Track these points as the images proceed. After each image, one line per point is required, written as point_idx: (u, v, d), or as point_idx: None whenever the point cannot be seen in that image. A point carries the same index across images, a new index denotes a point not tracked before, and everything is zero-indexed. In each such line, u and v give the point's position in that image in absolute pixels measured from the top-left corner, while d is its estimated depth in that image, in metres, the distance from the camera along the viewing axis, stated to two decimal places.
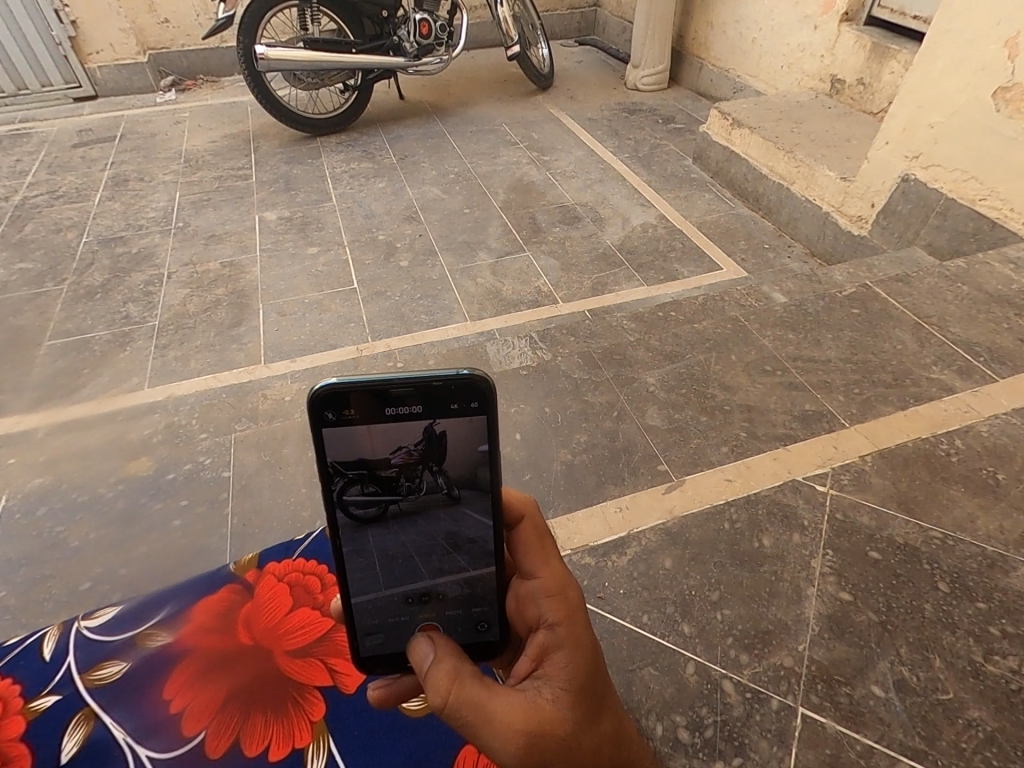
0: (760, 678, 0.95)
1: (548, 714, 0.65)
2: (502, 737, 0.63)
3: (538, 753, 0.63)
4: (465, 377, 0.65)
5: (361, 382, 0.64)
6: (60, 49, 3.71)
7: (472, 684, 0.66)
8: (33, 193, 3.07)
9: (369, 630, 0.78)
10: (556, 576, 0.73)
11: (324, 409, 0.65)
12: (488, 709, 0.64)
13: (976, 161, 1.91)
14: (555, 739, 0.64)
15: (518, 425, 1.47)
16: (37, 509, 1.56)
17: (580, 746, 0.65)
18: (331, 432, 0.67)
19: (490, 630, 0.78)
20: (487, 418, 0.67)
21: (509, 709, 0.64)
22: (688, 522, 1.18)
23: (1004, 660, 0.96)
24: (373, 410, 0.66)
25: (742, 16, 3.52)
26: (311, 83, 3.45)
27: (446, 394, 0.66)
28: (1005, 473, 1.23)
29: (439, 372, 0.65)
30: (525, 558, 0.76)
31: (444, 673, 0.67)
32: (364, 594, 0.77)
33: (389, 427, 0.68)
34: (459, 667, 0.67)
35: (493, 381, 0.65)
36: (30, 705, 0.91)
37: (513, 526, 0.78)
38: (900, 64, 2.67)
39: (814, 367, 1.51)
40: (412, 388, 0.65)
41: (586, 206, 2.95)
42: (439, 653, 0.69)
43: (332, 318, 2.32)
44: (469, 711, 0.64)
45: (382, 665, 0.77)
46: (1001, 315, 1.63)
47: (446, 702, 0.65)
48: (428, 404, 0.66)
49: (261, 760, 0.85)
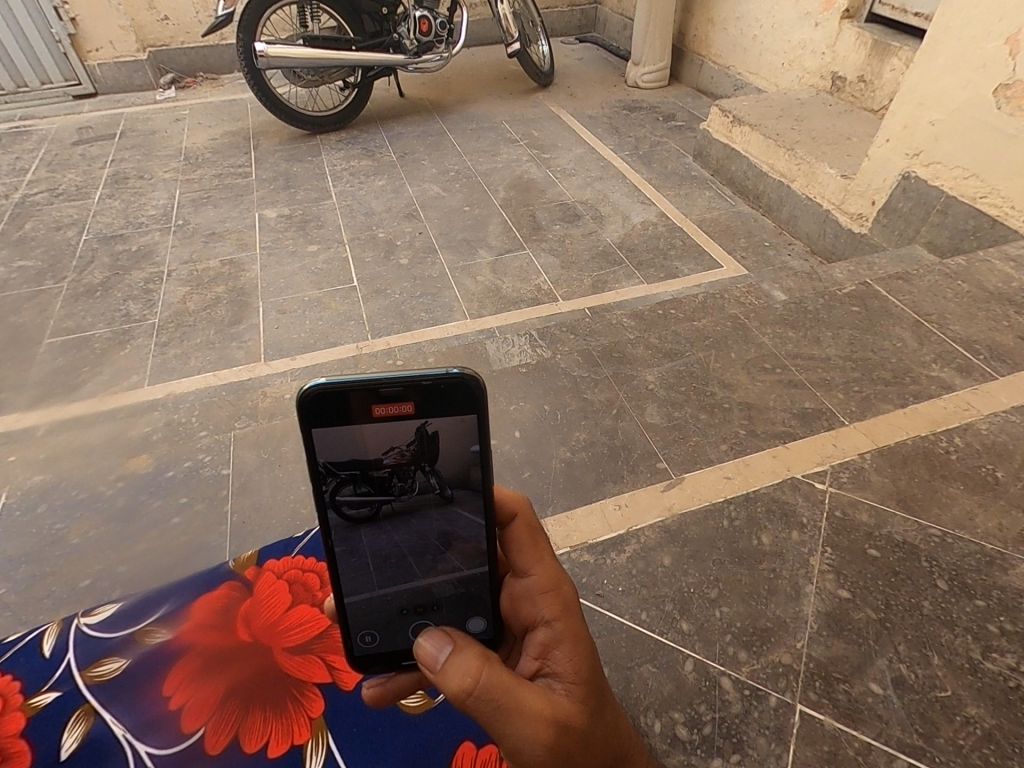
0: (759, 675, 0.96)
1: (565, 706, 0.65)
2: (532, 725, 0.62)
3: (562, 742, 0.63)
4: (456, 376, 0.64)
5: (351, 382, 0.63)
6: (59, 46, 3.71)
7: (499, 667, 0.64)
8: (34, 191, 3.07)
9: (363, 630, 0.78)
10: (549, 572, 0.74)
11: (315, 409, 0.65)
12: (518, 694, 0.63)
13: (977, 159, 1.91)
14: (574, 731, 0.65)
15: (518, 423, 1.47)
16: (38, 506, 1.57)
17: (593, 736, 0.66)
18: (322, 431, 0.67)
19: (484, 629, 0.78)
20: (478, 418, 0.67)
21: (536, 697, 0.64)
22: (687, 520, 1.18)
23: (1002, 657, 0.96)
24: (363, 409, 0.66)
25: (742, 13, 3.52)
26: (311, 80, 3.45)
27: (437, 394, 0.66)
28: (1005, 471, 1.23)
29: (429, 371, 0.64)
30: (519, 556, 0.76)
31: (472, 657, 0.64)
32: (359, 594, 0.77)
33: (381, 426, 0.68)
34: (483, 652, 0.65)
35: (483, 380, 0.64)
36: (30, 702, 0.91)
37: (504, 525, 0.78)
38: (900, 61, 2.67)
39: (814, 365, 1.51)
40: (403, 387, 0.65)
41: (586, 203, 2.94)
42: (458, 643, 0.65)
43: (331, 315, 2.33)
44: (500, 695, 0.62)
45: (377, 664, 0.77)
46: (1002, 313, 1.62)
47: (475, 687, 0.62)
48: (419, 403, 0.66)
49: (261, 756, 0.85)
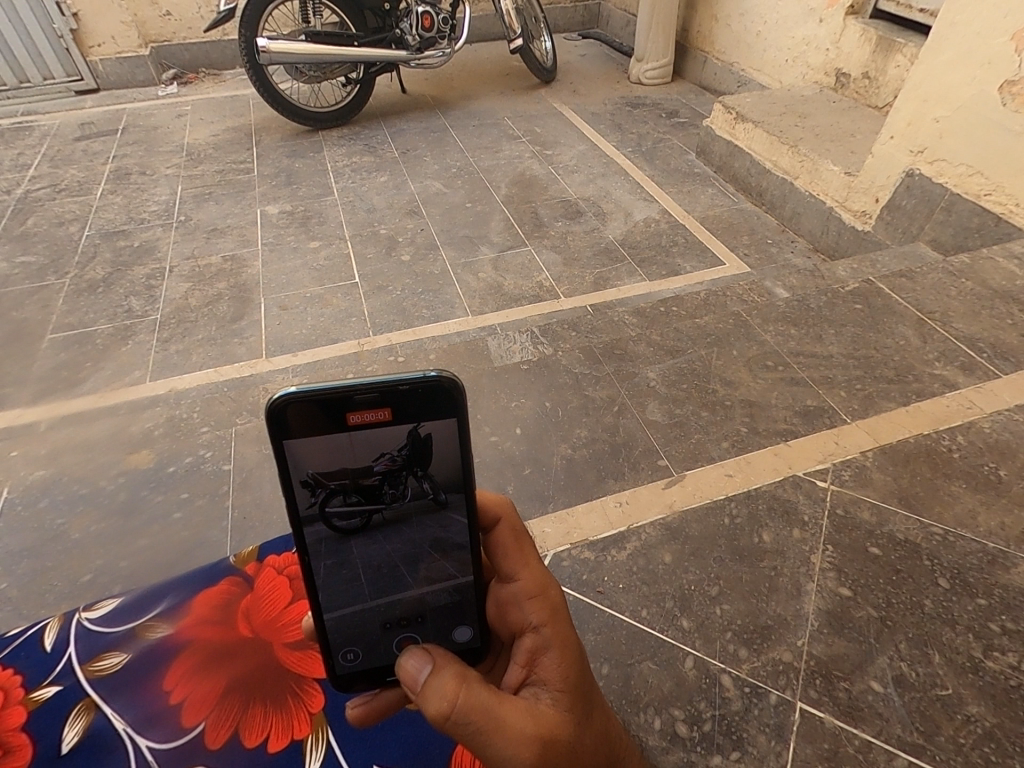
0: (759, 673, 0.95)
1: (550, 718, 0.65)
2: (516, 745, 0.62)
3: (548, 758, 0.63)
4: (433, 379, 0.64)
5: (323, 390, 0.63)
6: (61, 42, 3.70)
7: (478, 687, 0.64)
8: (35, 186, 3.07)
9: (344, 647, 0.77)
10: (535, 576, 0.74)
11: (286, 421, 0.64)
12: (499, 713, 0.63)
13: (983, 155, 1.90)
14: (560, 743, 0.64)
15: (519, 420, 1.47)
16: (40, 501, 1.57)
17: (582, 746, 0.66)
18: (296, 444, 0.66)
19: (471, 637, 0.78)
20: (459, 420, 0.67)
21: (517, 714, 0.64)
22: (688, 516, 1.18)
23: (1004, 656, 0.96)
24: (339, 418, 0.66)
25: (746, 10, 3.51)
26: (313, 76, 3.48)
27: (414, 399, 0.66)
28: (1007, 469, 1.22)
29: (405, 375, 0.64)
30: (505, 560, 0.76)
31: (450, 678, 0.64)
32: (344, 608, 0.77)
33: (360, 435, 0.68)
34: (463, 672, 0.65)
35: (461, 381, 0.64)
36: (31, 695, 0.91)
37: (489, 529, 0.77)
38: (905, 58, 2.65)
39: (816, 363, 1.51)
40: (378, 393, 0.65)
41: (588, 200, 2.93)
42: (438, 662, 0.66)
43: (333, 311, 2.33)
44: (478, 718, 0.62)
45: (359, 682, 0.77)
46: (1006, 311, 1.62)
47: (454, 710, 0.62)
48: (396, 409, 0.66)
49: (261, 751, 0.86)
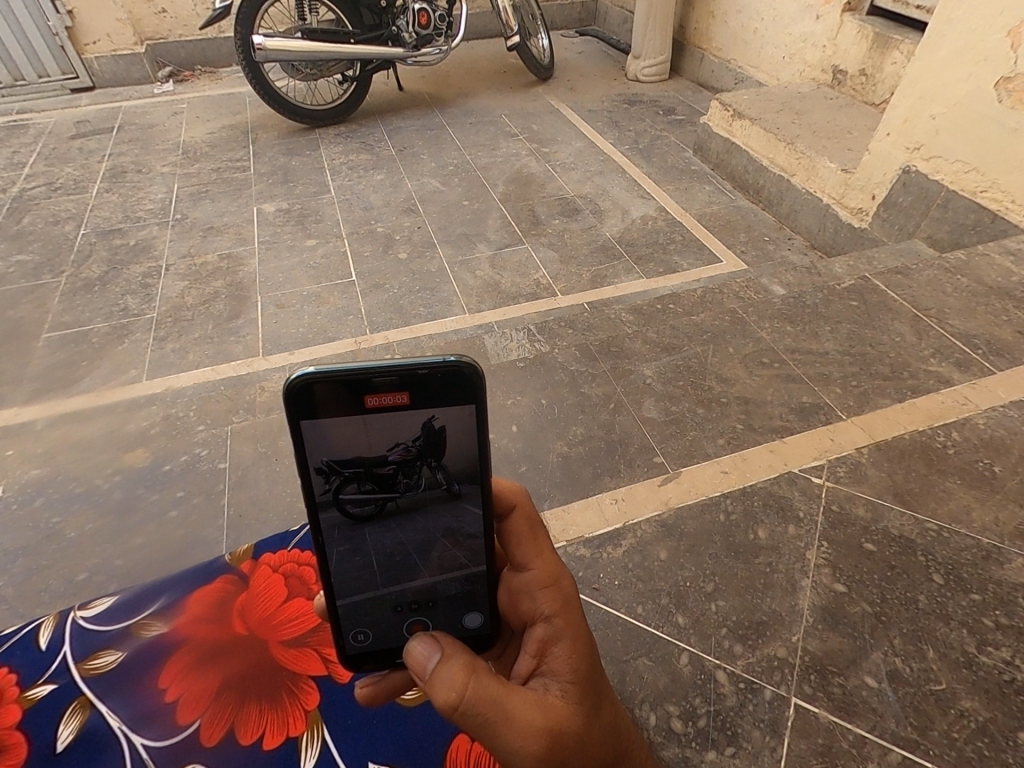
0: (754, 669, 0.96)
1: (559, 710, 0.65)
2: (522, 737, 0.62)
3: (556, 750, 0.63)
4: (452, 364, 0.64)
5: (340, 371, 0.63)
6: (57, 39, 3.69)
7: (487, 677, 0.64)
8: (31, 185, 3.06)
9: (354, 628, 0.78)
10: (548, 567, 0.74)
11: (301, 401, 0.64)
12: (507, 704, 0.63)
13: (979, 151, 1.90)
14: (568, 736, 0.64)
15: (515, 418, 1.48)
16: (35, 500, 1.57)
17: (590, 739, 0.66)
18: (310, 425, 0.66)
19: (481, 624, 0.79)
20: (475, 407, 0.67)
21: (524, 706, 0.63)
22: (683, 513, 1.18)
23: (997, 651, 0.96)
24: (354, 400, 0.65)
25: (743, 6, 3.50)
26: (309, 74, 3.45)
27: (431, 383, 0.66)
28: (1002, 465, 1.23)
29: (424, 360, 0.64)
30: (518, 549, 0.76)
31: (458, 667, 0.64)
32: (351, 596, 0.77)
33: (375, 419, 0.67)
34: (473, 662, 0.65)
35: (480, 367, 0.64)
36: (26, 694, 0.91)
37: (503, 517, 0.78)
38: (902, 54, 2.65)
39: (812, 360, 1.51)
40: (395, 377, 0.65)
41: (586, 198, 2.93)
42: (447, 651, 0.66)
43: (329, 310, 2.32)
44: (486, 708, 0.62)
45: (368, 662, 0.77)
46: (1000, 308, 1.62)
47: (463, 700, 0.62)
48: (413, 394, 0.66)
49: (256, 748, 0.86)
